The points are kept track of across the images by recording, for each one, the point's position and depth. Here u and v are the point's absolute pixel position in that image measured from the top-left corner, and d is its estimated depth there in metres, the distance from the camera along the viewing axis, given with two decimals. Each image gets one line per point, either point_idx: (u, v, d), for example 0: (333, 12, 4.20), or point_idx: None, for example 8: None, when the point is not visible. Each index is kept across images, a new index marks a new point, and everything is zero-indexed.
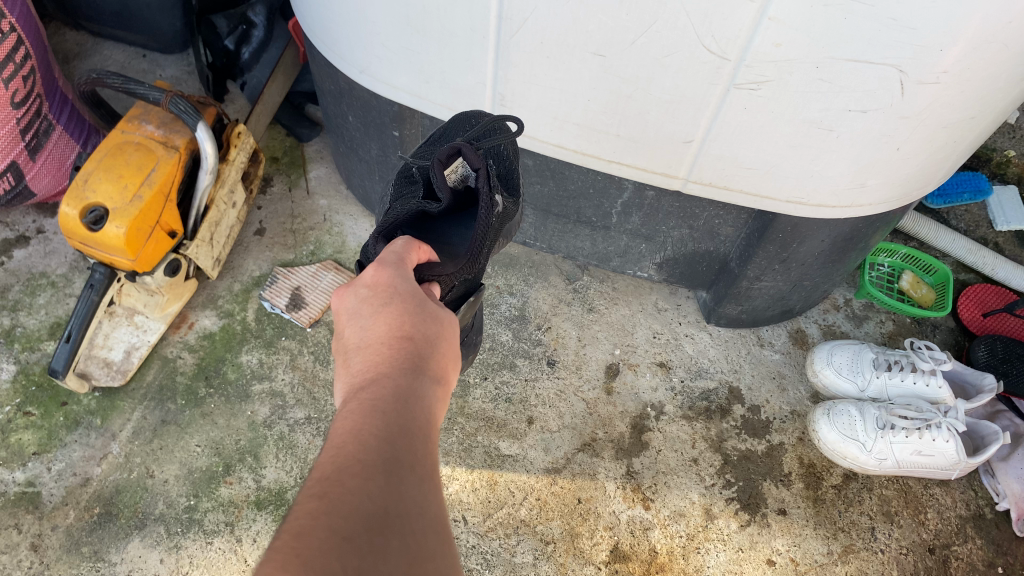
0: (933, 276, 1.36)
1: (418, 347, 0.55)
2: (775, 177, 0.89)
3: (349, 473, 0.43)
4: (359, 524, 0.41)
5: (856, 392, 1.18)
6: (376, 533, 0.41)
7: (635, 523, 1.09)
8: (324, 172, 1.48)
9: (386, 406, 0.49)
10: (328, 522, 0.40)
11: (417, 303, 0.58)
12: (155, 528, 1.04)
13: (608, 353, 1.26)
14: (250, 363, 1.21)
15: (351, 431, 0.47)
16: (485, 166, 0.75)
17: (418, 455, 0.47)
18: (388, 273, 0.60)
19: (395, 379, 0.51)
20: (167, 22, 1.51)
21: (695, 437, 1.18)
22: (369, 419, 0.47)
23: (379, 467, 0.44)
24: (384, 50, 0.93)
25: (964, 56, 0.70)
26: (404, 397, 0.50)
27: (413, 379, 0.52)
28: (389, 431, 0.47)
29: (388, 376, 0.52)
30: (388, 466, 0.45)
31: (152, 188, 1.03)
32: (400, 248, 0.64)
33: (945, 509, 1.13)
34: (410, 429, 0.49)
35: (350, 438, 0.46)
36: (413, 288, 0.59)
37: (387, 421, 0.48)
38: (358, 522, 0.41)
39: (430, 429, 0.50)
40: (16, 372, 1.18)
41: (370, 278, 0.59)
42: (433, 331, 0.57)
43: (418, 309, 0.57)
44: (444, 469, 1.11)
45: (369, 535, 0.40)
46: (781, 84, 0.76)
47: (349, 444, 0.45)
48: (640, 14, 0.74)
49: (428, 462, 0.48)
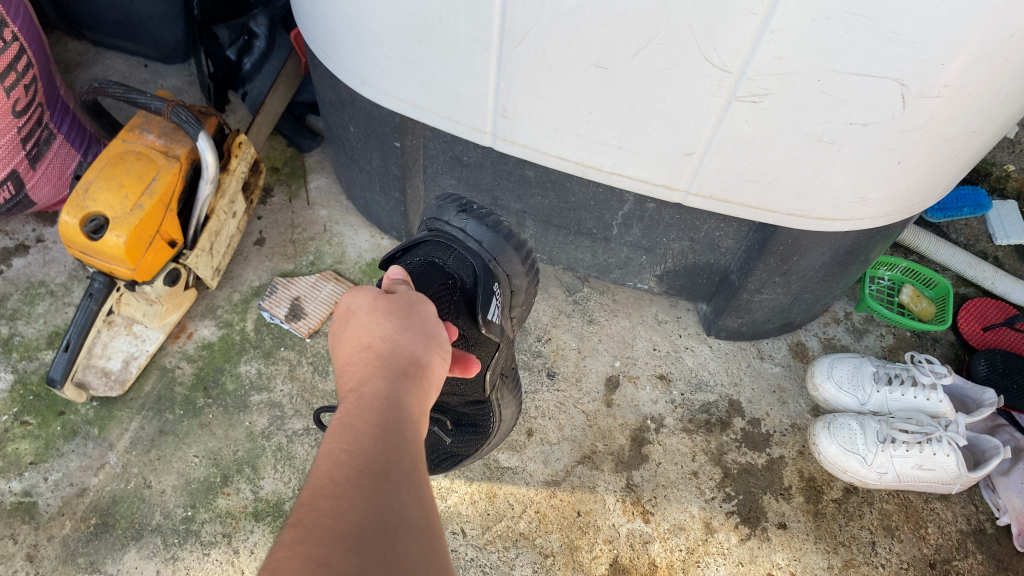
0: (933, 290, 1.36)
1: (388, 353, 0.56)
2: (776, 190, 0.89)
3: (323, 495, 0.44)
4: (335, 545, 0.41)
5: (857, 406, 1.18)
6: (352, 549, 0.41)
7: (634, 536, 1.08)
8: (325, 183, 1.48)
9: (358, 422, 0.50)
10: (302, 549, 0.40)
11: (384, 315, 0.59)
12: (152, 539, 1.04)
13: (608, 365, 1.26)
14: (249, 373, 1.20)
15: (326, 454, 0.47)
16: None
17: (394, 464, 0.48)
18: (350, 294, 0.61)
19: (369, 391, 0.52)
20: (169, 32, 1.52)
21: (695, 450, 1.17)
22: (342, 439, 0.48)
23: (351, 484, 0.45)
24: (386, 62, 0.93)
25: (965, 70, 0.71)
26: (376, 407, 0.51)
27: (386, 386, 0.53)
28: (362, 446, 0.48)
29: (361, 391, 0.53)
30: (361, 482, 0.45)
31: (152, 198, 1.03)
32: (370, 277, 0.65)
33: (945, 524, 1.13)
34: (386, 439, 0.49)
35: (324, 460, 0.47)
36: (376, 294, 0.61)
37: (359, 436, 0.49)
38: (333, 542, 0.41)
39: (408, 437, 0.51)
40: (14, 381, 1.18)
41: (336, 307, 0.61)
42: (405, 333, 0.58)
43: (384, 318, 0.58)
44: (444, 481, 1.11)
45: (346, 554, 0.40)
46: (782, 97, 0.76)
47: (323, 466, 0.46)
48: (643, 27, 0.74)
49: (406, 472, 0.48)
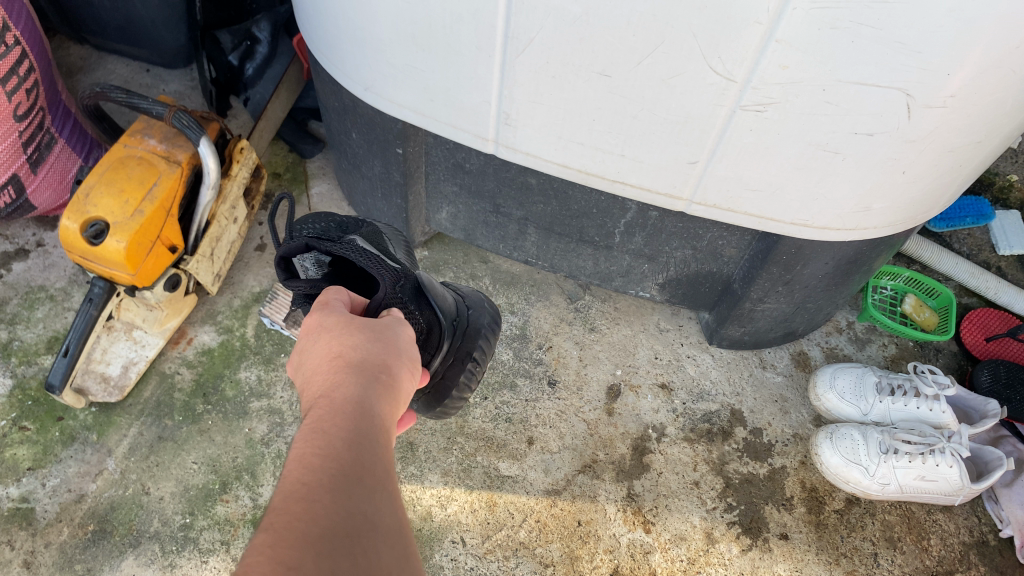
0: (936, 300, 1.35)
1: (361, 363, 0.56)
2: (778, 200, 0.88)
3: (294, 499, 0.43)
4: (306, 548, 0.40)
5: (859, 416, 1.18)
6: (324, 554, 0.40)
7: (635, 546, 1.07)
8: (326, 189, 1.48)
9: (329, 427, 0.49)
10: (273, 551, 0.39)
11: (355, 328, 0.59)
12: (150, 547, 1.03)
13: (609, 373, 1.26)
14: (249, 380, 1.20)
15: (297, 458, 0.47)
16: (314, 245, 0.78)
17: (365, 467, 0.48)
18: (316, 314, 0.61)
19: (340, 396, 0.52)
20: (172, 37, 1.52)
21: (696, 460, 1.17)
22: (314, 444, 0.48)
23: (324, 488, 0.44)
24: (389, 68, 0.93)
25: (970, 80, 0.70)
26: (347, 412, 0.51)
27: (358, 392, 0.53)
28: (335, 450, 0.47)
29: (330, 396, 0.52)
30: (333, 486, 0.45)
31: (153, 203, 1.03)
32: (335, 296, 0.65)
33: (948, 536, 1.12)
34: (358, 444, 0.49)
35: (295, 464, 0.46)
36: (344, 316, 0.60)
37: (332, 441, 0.48)
38: (304, 544, 0.40)
39: (381, 442, 0.51)
40: (12, 387, 1.17)
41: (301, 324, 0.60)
42: (373, 344, 0.58)
43: (354, 331, 0.58)
44: (443, 489, 1.10)
45: (317, 558, 0.40)
46: (787, 106, 0.76)
47: (294, 470, 0.46)
48: (647, 35, 0.74)
49: (378, 476, 0.48)
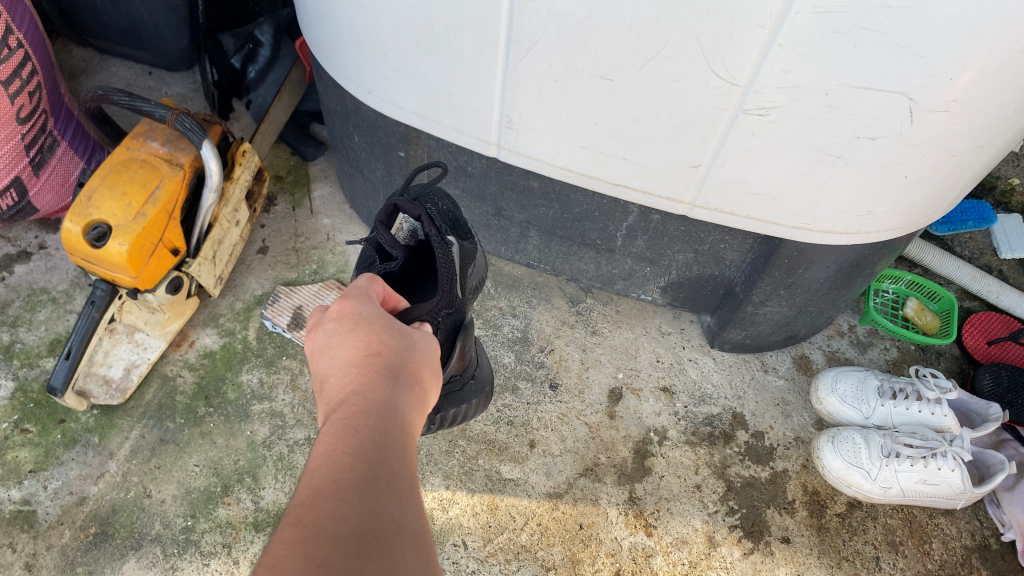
0: (938, 303, 1.35)
1: (390, 363, 0.55)
2: (780, 203, 0.88)
3: (325, 497, 0.43)
4: (336, 549, 0.40)
5: (861, 419, 1.18)
6: (353, 555, 0.41)
7: (637, 550, 1.07)
8: (328, 192, 1.48)
9: (359, 425, 0.49)
10: (304, 550, 0.39)
11: (387, 325, 0.58)
12: (151, 549, 1.03)
13: (611, 376, 1.26)
14: (251, 383, 1.20)
15: (326, 454, 0.47)
16: (425, 212, 0.79)
17: (392, 470, 0.48)
18: (352, 301, 0.60)
19: (370, 396, 0.52)
20: (174, 40, 1.52)
21: (698, 463, 1.17)
22: (344, 441, 0.48)
23: (354, 489, 0.44)
24: (391, 71, 0.93)
25: (973, 85, 0.70)
26: (377, 413, 0.51)
27: (388, 394, 0.52)
28: (365, 450, 0.47)
29: (359, 393, 0.52)
30: (363, 487, 0.45)
31: (155, 206, 1.03)
32: (364, 282, 0.64)
33: (950, 540, 1.12)
34: (386, 446, 0.49)
35: (325, 461, 0.46)
36: (378, 311, 0.60)
37: (363, 441, 0.48)
38: (334, 545, 0.40)
39: (408, 444, 0.51)
40: (14, 389, 1.17)
41: (335, 311, 0.59)
42: (401, 343, 0.57)
43: (387, 329, 0.58)
44: (445, 493, 1.10)
45: (347, 559, 0.40)
46: (790, 110, 0.76)
47: (323, 467, 0.46)
48: (649, 39, 0.74)
49: (405, 480, 0.48)
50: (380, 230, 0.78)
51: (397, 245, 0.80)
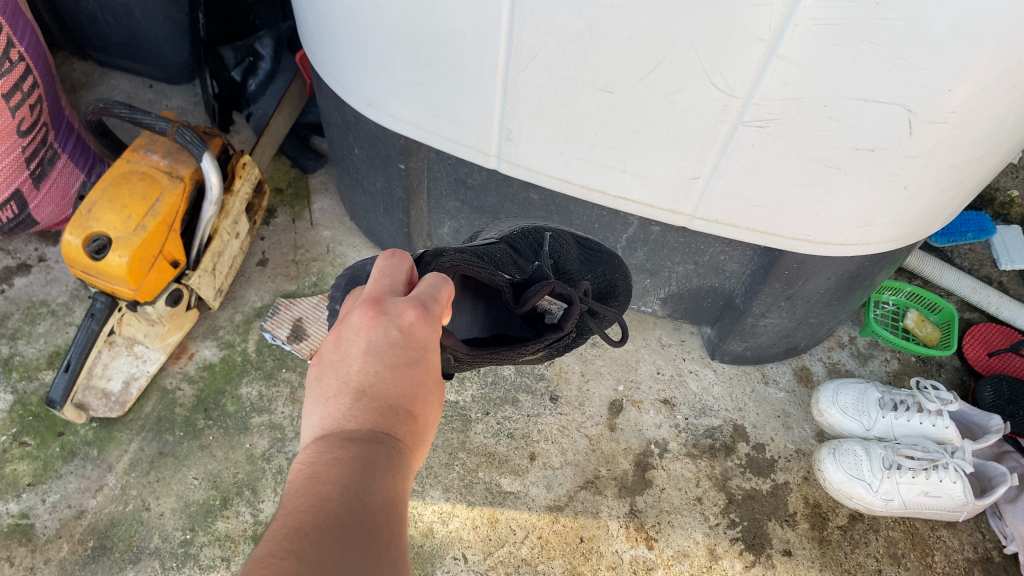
0: (938, 315, 1.35)
1: (415, 416, 0.52)
2: (781, 215, 0.89)
3: (327, 541, 0.43)
4: None
5: (862, 431, 1.17)
6: None
7: (637, 563, 1.07)
8: (328, 205, 1.48)
9: (376, 473, 0.47)
10: None
11: (432, 369, 0.54)
12: (149, 563, 1.02)
13: (611, 388, 1.25)
14: (250, 396, 1.19)
15: (337, 490, 0.45)
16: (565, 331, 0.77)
17: (389, 532, 0.47)
18: (423, 324, 0.54)
19: (390, 444, 0.50)
20: (175, 52, 1.52)
21: (699, 475, 1.16)
22: (359, 485, 0.46)
23: (354, 544, 0.44)
24: (391, 83, 0.93)
25: (972, 97, 0.70)
26: (394, 466, 0.49)
27: (405, 451, 0.50)
28: (373, 505, 0.46)
29: (381, 436, 0.50)
30: (362, 545, 0.44)
31: (155, 219, 1.03)
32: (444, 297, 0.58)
33: (952, 553, 1.11)
34: (391, 504, 0.47)
35: (336, 497, 0.45)
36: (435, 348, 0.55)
37: (376, 494, 0.46)
38: None
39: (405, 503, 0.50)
40: (13, 402, 1.17)
41: (403, 323, 0.53)
42: (433, 397, 0.54)
43: (429, 376, 0.54)
44: (445, 505, 1.10)
45: None
46: (789, 121, 0.76)
47: (331, 503, 0.45)
48: (649, 51, 0.74)
49: (397, 543, 0.47)
50: (542, 291, 0.74)
51: (527, 306, 0.76)
